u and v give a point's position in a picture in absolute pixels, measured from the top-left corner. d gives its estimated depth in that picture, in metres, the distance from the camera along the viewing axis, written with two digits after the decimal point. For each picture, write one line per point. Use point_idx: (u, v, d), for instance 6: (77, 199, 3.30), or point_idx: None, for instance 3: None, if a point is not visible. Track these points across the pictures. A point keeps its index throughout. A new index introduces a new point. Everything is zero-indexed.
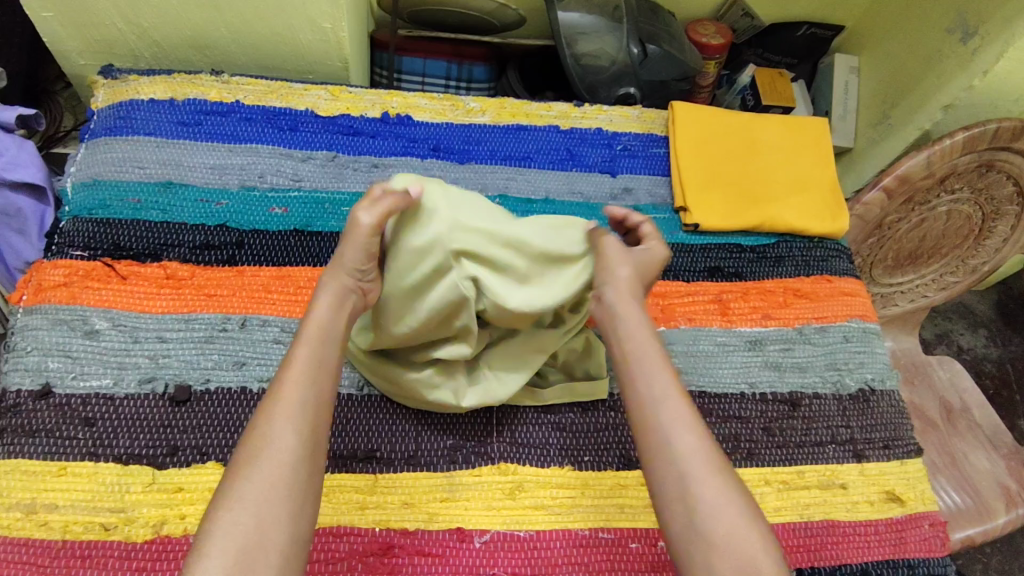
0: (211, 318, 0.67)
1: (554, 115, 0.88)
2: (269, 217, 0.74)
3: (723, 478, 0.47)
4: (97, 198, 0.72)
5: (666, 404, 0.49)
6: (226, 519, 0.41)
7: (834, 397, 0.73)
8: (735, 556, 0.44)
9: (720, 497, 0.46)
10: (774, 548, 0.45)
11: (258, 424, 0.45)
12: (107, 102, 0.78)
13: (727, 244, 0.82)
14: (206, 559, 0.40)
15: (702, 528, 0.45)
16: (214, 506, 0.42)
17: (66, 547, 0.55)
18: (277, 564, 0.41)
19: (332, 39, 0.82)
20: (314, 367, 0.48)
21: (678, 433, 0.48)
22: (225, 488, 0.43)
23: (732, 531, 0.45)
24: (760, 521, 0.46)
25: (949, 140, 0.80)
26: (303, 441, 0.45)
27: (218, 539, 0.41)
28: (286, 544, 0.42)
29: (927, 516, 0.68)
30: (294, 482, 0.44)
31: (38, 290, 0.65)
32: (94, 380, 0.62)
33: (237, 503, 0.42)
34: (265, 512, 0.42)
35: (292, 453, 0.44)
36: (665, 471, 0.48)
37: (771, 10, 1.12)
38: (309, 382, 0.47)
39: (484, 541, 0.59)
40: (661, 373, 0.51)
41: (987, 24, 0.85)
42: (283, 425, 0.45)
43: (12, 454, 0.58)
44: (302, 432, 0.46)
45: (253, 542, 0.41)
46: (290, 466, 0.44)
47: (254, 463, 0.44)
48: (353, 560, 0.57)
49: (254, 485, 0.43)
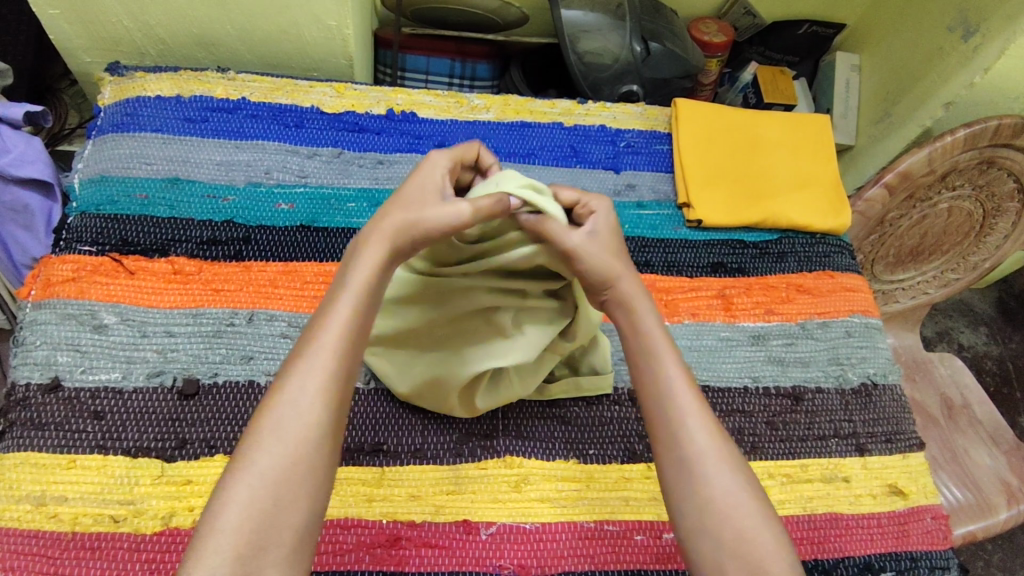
0: (218, 313, 0.67)
1: (558, 112, 0.89)
2: (276, 213, 0.74)
3: (734, 479, 0.47)
4: (105, 193, 0.72)
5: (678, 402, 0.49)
6: (244, 494, 0.40)
7: (836, 391, 0.73)
8: (745, 558, 0.44)
9: (731, 499, 0.46)
10: (786, 546, 0.45)
11: (285, 391, 0.43)
12: (114, 99, 0.79)
13: (730, 241, 0.83)
14: (218, 534, 0.39)
15: (710, 530, 0.45)
16: (230, 476, 0.41)
17: (76, 538, 0.55)
18: (289, 547, 0.40)
19: (337, 36, 0.83)
20: (354, 329, 0.46)
21: (690, 432, 0.48)
22: (247, 457, 0.41)
23: (742, 534, 0.45)
24: (770, 521, 0.46)
25: (950, 136, 0.80)
26: (327, 416, 0.43)
27: (235, 516, 0.39)
28: (301, 525, 0.41)
29: (929, 509, 0.69)
30: (313, 461, 0.42)
31: (46, 284, 0.66)
32: (103, 374, 0.62)
33: (252, 477, 0.40)
34: (285, 490, 0.41)
35: (317, 429, 0.43)
36: (674, 472, 0.48)
37: (772, 9, 1.12)
38: (340, 351, 0.45)
39: (490, 533, 0.60)
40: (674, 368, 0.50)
41: (987, 22, 0.86)
42: (309, 394, 0.43)
43: (22, 446, 0.58)
44: (331, 404, 0.43)
45: (270, 521, 0.40)
46: (316, 442, 0.42)
47: (277, 435, 0.42)
48: (361, 551, 0.57)
49: (276, 458, 0.41)
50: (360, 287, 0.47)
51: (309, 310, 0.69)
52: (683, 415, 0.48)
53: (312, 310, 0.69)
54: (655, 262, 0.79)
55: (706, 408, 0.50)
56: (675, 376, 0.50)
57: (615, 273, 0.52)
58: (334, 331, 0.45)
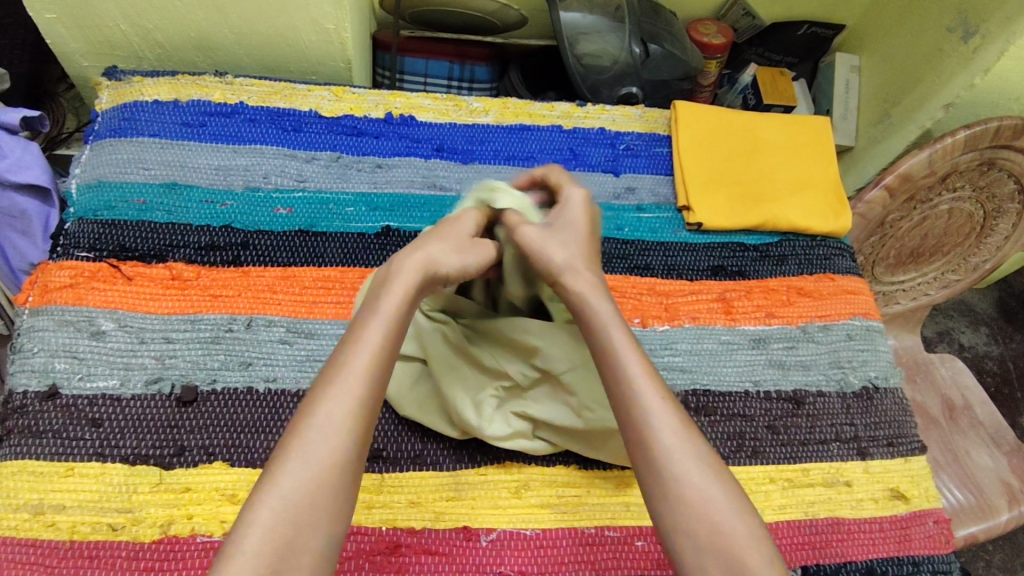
0: (217, 319, 0.67)
1: (558, 114, 0.88)
2: (274, 218, 0.74)
3: (706, 473, 0.46)
4: (102, 199, 0.72)
5: (641, 400, 0.49)
6: (267, 516, 0.40)
7: (837, 395, 0.73)
8: (721, 554, 0.44)
9: (702, 494, 0.45)
10: (766, 544, 0.45)
11: (310, 414, 0.43)
12: (112, 103, 0.79)
13: (730, 244, 0.83)
14: (240, 556, 0.38)
15: (686, 529, 0.45)
16: (256, 497, 0.41)
17: (73, 547, 0.55)
18: (311, 570, 0.40)
19: (335, 39, 0.82)
20: (381, 352, 0.46)
21: (656, 429, 0.48)
22: (273, 479, 0.41)
23: (716, 530, 0.44)
24: (749, 516, 0.45)
25: (950, 138, 0.80)
26: (353, 439, 0.43)
27: (257, 537, 0.39)
28: (321, 548, 0.40)
29: (931, 513, 0.68)
30: (335, 482, 0.42)
31: (43, 290, 0.66)
32: (100, 381, 0.62)
33: (276, 500, 0.40)
34: (307, 513, 0.40)
35: (341, 451, 0.42)
36: (648, 470, 0.47)
37: (772, 10, 1.12)
38: (367, 374, 0.45)
39: (490, 539, 0.59)
40: (632, 362, 0.50)
41: (986, 23, 0.86)
42: (334, 417, 0.43)
43: (19, 454, 0.58)
44: (354, 426, 0.43)
45: (292, 544, 0.39)
46: (339, 465, 0.42)
47: (302, 456, 0.41)
48: (360, 559, 0.57)
49: (299, 479, 0.41)
50: (388, 314, 0.47)
51: (308, 315, 0.69)
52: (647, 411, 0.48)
53: (311, 316, 0.69)
54: (655, 266, 0.79)
55: (674, 404, 0.49)
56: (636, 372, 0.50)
57: (560, 265, 0.54)
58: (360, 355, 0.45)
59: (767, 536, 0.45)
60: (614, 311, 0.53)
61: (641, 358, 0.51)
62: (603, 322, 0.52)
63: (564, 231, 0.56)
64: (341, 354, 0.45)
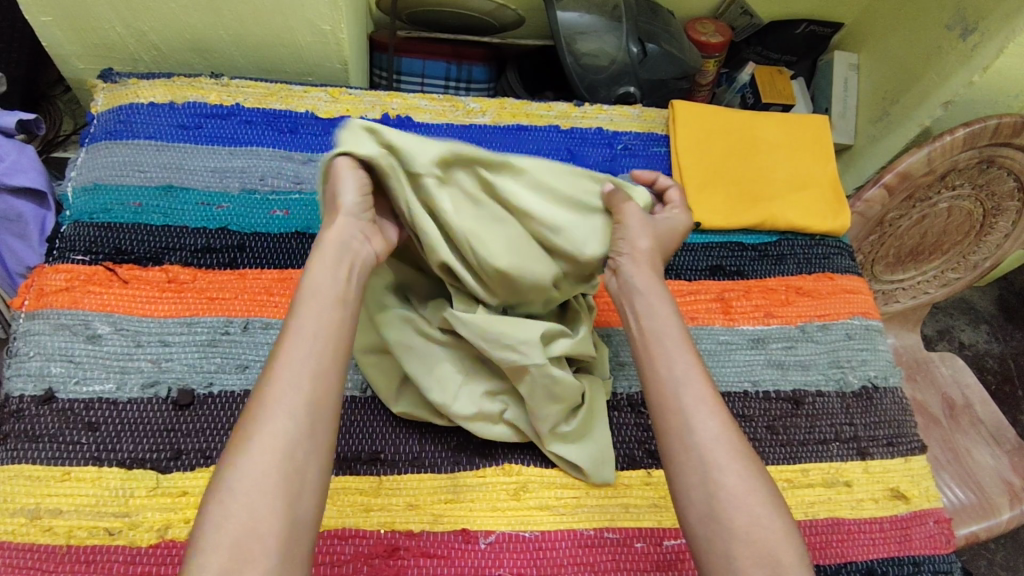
0: (213, 322, 0.67)
1: (554, 115, 0.88)
2: (271, 221, 0.74)
3: (745, 467, 0.47)
4: (98, 202, 0.72)
5: (689, 389, 0.50)
6: (225, 513, 0.39)
7: (837, 394, 0.73)
8: (757, 546, 0.44)
9: (741, 486, 0.46)
10: (797, 542, 0.44)
11: (249, 410, 0.43)
12: (107, 106, 0.78)
13: (729, 243, 0.82)
14: (201, 554, 0.38)
15: (721, 518, 0.45)
16: (210, 495, 0.40)
17: (70, 552, 0.54)
18: (274, 554, 0.39)
19: (331, 40, 0.82)
20: (318, 339, 0.45)
21: (699, 418, 0.48)
22: (229, 474, 0.40)
23: (754, 522, 0.44)
24: (783, 513, 0.45)
25: (949, 136, 0.79)
26: (299, 422, 0.42)
27: (218, 527, 0.39)
28: (284, 534, 0.40)
29: (932, 512, 0.68)
30: (290, 470, 0.41)
31: (39, 294, 0.65)
32: (97, 386, 0.62)
33: (226, 494, 0.40)
34: (261, 502, 0.40)
35: (286, 438, 0.42)
36: (686, 460, 0.48)
37: (769, 9, 1.12)
38: (319, 367, 0.44)
39: (490, 542, 0.59)
40: (682, 354, 0.52)
41: (986, 20, 0.85)
42: (275, 409, 0.42)
43: (16, 459, 0.58)
44: (312, 421, 0.43)
45: (250, 531, 0.39)
46: (284, 450, 0.41)
47: (246, 447, 0.41)
48: (358, 562, 0.56)
49: (261, 470, 0.40)
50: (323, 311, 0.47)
51: None
52: (694, 401, 0.49)
53: None
54: None
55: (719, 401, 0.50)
56: (688, 364, 0.51)
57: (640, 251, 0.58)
58: (292, 347, 0.45)
59: (798, 535, 0.45)
60: (674, 307, 0.55)
61: (691, 352, 0.52)
62: (661, 317, 0.54)
63: (659, 232, 0.61)
64: (277, 349, 0.45)
